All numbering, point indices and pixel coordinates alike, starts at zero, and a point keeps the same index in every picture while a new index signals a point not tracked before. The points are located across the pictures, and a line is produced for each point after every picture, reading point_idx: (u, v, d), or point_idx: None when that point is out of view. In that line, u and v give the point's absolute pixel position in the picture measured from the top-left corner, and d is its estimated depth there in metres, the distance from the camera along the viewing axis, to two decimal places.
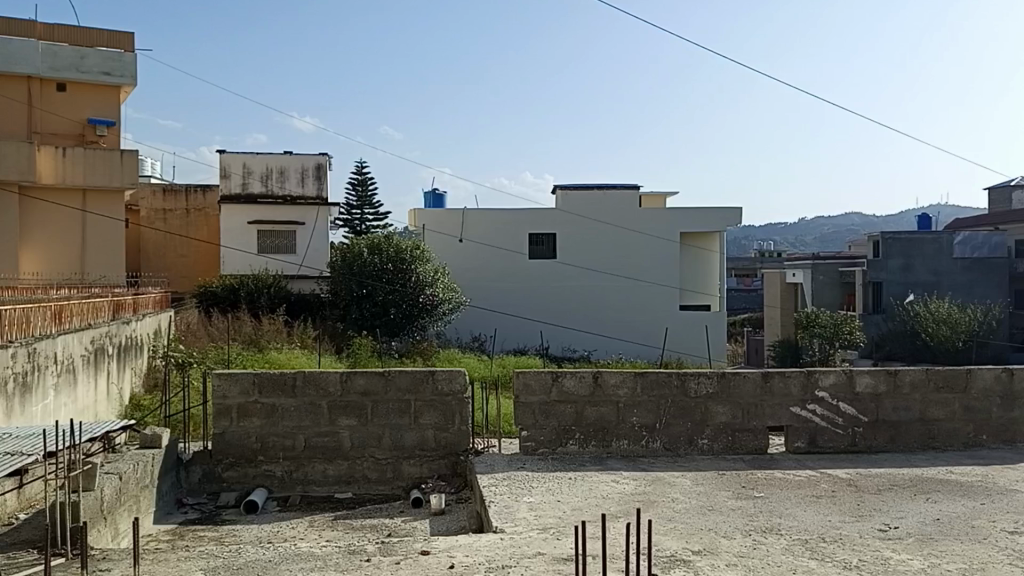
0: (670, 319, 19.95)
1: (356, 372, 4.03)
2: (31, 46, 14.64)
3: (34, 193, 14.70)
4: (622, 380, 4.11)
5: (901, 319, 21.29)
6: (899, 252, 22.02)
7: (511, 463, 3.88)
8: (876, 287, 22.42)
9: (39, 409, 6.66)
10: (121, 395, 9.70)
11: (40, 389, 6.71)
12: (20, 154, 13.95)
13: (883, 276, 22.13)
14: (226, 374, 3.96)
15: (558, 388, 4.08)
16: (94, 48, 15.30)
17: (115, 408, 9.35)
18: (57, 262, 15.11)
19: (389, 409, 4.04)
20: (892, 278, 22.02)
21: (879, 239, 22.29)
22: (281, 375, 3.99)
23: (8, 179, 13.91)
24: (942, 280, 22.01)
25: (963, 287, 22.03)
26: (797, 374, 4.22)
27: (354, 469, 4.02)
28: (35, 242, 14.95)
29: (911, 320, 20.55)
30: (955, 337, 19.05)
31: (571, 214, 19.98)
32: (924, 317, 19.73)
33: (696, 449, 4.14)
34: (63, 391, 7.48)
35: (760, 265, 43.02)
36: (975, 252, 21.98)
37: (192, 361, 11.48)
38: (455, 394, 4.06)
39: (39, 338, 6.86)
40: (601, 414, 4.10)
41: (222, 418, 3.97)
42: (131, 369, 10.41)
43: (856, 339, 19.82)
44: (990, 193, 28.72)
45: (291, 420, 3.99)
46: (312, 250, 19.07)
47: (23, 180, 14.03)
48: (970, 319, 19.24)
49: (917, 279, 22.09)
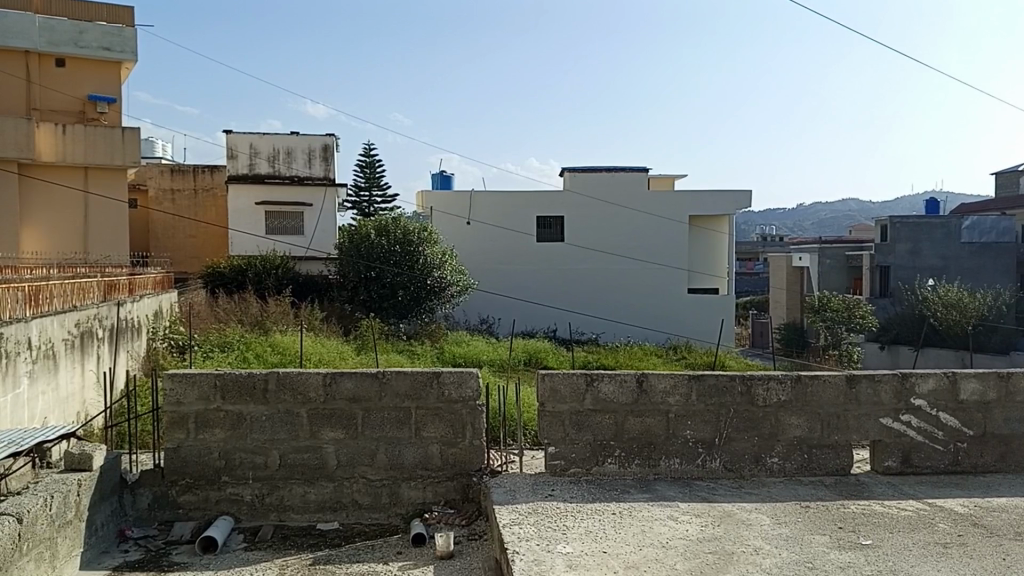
0: (685, 304, 19.14)
1: (343, 374, 3.24)
2: (29, 19, 13.83)
3: (34, 173, 13.89)
4: (674, 385, 3.32)
5: (909, 304, 20.40)
6: (907, 237, 21.12)
7: (537, 489, 3.09)
8: (884, 271, 21.45)
9: (8, 403, 5.90)
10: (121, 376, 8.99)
11: (9, 379, 5.93)
12: (19, 130, 13.17)
13: (891, 260, 21.19)
14: (182, 374, 3.20)
15: (593, 395, 3.28)
16: (91, 22, 14.54)
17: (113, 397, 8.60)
18: (57, 242, 14.32)
19: (384, 419, 3.25)
20: (900, 262, 21.12)
21: (886, 223, 21.28)
22: (249, 376, 3.21)
23: (6, 157, 13.10)
24: (950, 265, 21.12)
25: (971, 272, 21.10)
26: (888, 378, 3.39)
27: (341, 493, 3.24)
28: (35, 222, 14.14)
29: (919, 304, 19.65)
30: (964, 321, 18.20)
31: (582, 195, 19.16)
32: (933, 301, 18.95)
33: (763, 471, 3.36)
34: (43, 378, 6.72)
35: (764, 249, 42.24)
36: (983, 236, 21.05)
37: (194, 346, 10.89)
38: (466, 401, 3.28)
39: (8, 322, 6.09)
40: (646, 427, 3.31)
41: (177, 430, 3.19)
42: (130, 355, 9.74)
43: (868, 324, 18.87)
44: (998, 177, 27.80)
45: (261, 433, 3.21)
46: (320, 233, 18.38)
47: (20, 157, 13.22)
48: (980, 304, 18.35)
49: (926, 263, 21.19)
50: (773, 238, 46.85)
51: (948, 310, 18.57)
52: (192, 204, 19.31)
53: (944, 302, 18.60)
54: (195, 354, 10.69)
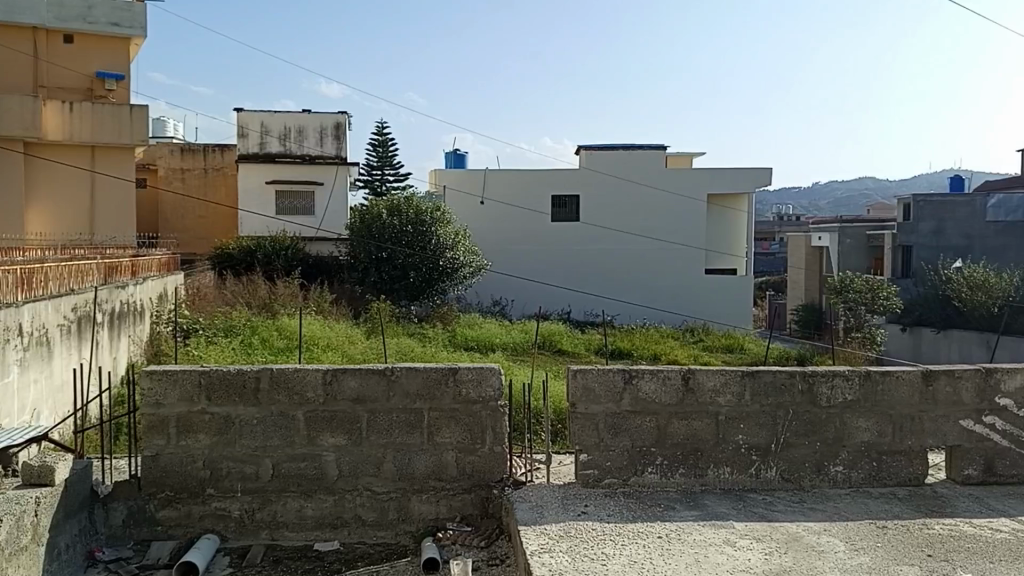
0: (703, 286, 18.68)
1: (346, 371, 2.83)
2: None
3: (40, 151, 13.54)
4: (724, 384, 2.89)
5: (933, 285, 19.82)
6: (931, 215, 20.59)
7: (570, 505, 2.69)
8: (906, 250, 21.10)
9: None
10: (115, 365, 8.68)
11: None
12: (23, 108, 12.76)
13: (913, 239, 20.79)
14: (162, 372, 2.79)
15: (632, 394, 2.86)
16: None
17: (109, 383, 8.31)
18: (65, 221, 13.98)
19: (393, 423, 2.84)
20: (922, 242, 20.68)
21: (910, 201, 20.80)
22: (237, 373, 2.81)
23: (10, 136, 12.72)
24: (974, 244, 20.37)
25: (995, 253, 20.31)
26: (968, 374, 2.97)
27: (342, 508, 2.84)
28: (41, 201, 13.78)
29: (943, 285, 19.05)
30: (989, 302, 17.31)
31: (597, 173, 18.67)
32: (958, 282, 18.20)
33: (826, 480, 2.94)
34: (34, 367, 6.36)
35: (781, 228, 41.70)
36: (1010, 215, 19.97)
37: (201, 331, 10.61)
38: (486, 402, 2.86)
39: None
40: (693, 431, 2.89)
41: (156, 436, 2.79)
42: (131, 339, 9.36)
43: (892, 306, 18.25)
44: None
45: (252, 439, 2.81)
46: (332, 213, 17.86)
47: (27, 136, 12.85)
48: (1008, 284, 17.39)
49: (949, 243, 20.60)
50: (788, 217, 46.32)
51: (973, 292, 17.78)
52: (202, 183, 18.90)
53: (969, 284, 17.79)
54: (198, 339, 10.36)
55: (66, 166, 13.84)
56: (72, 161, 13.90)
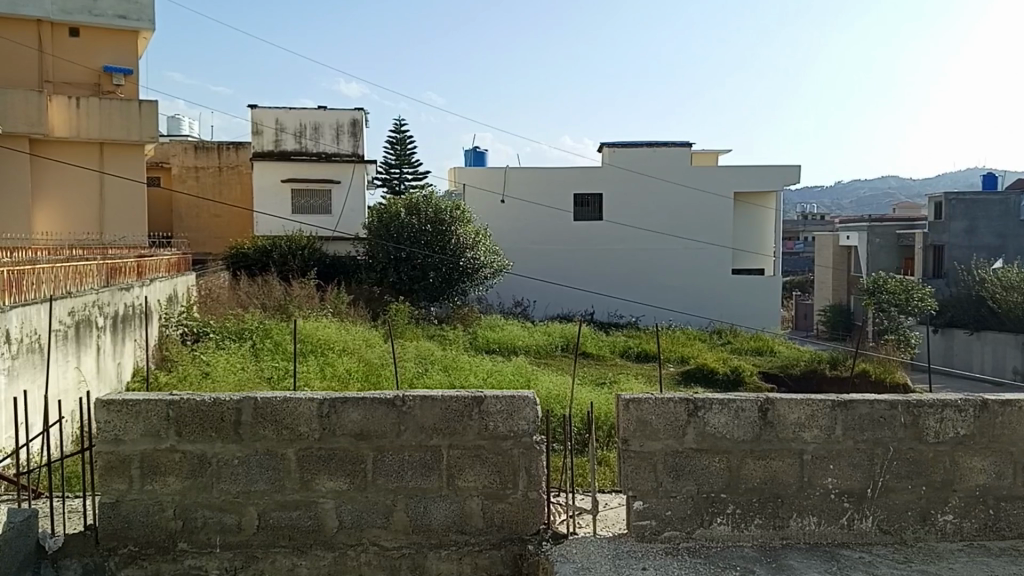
0: (730, 287, 18.05)
1: (348, 400, 2.34)
2: None
3: (45, 151, 13.19)
4: (810, 415, 2.38)
5: (965, 285, 19.14)
6: (963, 214, 19.82)
7: (619, 567, 2.18)
8: (938, 250, 20.20)
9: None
10: (118, 371, 8.30)
11: None
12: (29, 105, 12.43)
13: (945, 239, 19.92)
14: (123, 402, 2.32)
15: (697, 429, 2.35)
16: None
17: (107, 385, 7.94)
18: (75, 219, 13.63)
19: (404, 464, 2.34)
20: (955, 240, 19.84)
21: (941, 200, 20.02)
22: (212, 404, 2.33)
23: (16, 133, 12.41)
24: (1009, 243, 19.76)
25: None
26: None
27: (343, 567, 2.33)
28: (51, 199, 13.45)
29: (977, 285, 18.31)
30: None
31: (619, 170, 18.11)
32: (991, 283, 17.48)
33: (933, 533, 2.39)
34: (24, 376, 5.95)
35: (805, 227, 41.14)
36: None
37: (217, 337, 10.20)
38: (517, 437, 2.34)
39: None
40: (772, 473, 2.37)
41: (116, 479, 2.32)
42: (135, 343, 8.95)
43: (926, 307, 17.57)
44: None
45: (233, 482, 2.33)
46: (348, 210, 17.37)
47: (33, 133, 12.53)
48: None
49: (982, 242, 19.89)
50: (813, 215, 45.91)
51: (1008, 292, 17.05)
52: (216, 181, 18.64)
53: (1003, 284, 17.07)
54: (208, 343, 9.94)
55: (73, 166, 13.49)
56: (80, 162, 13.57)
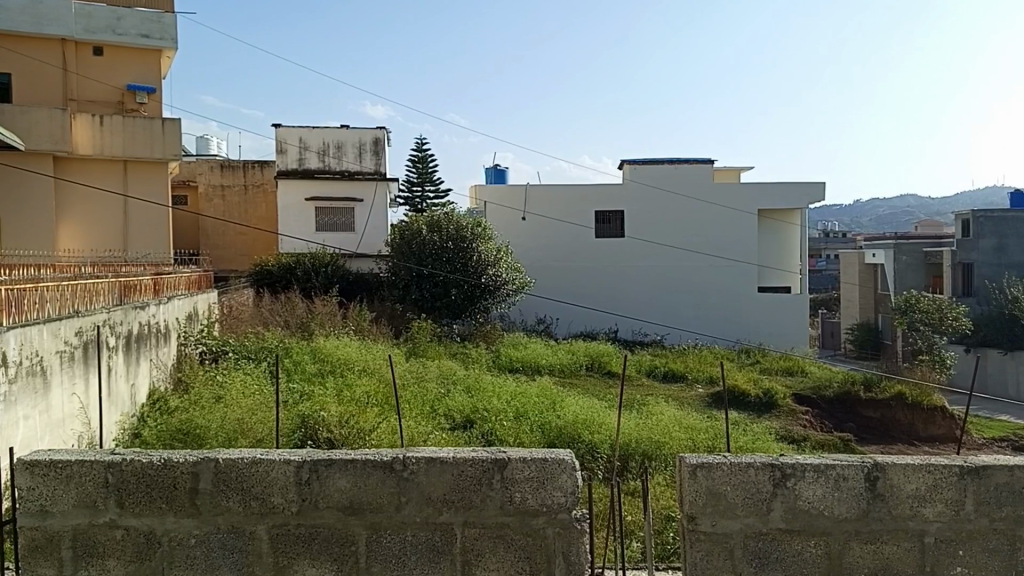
0: (758, 305, 17.38)
1: (333, 465, 1.82)
2: (65, 5, 12.92)
3: (71, 169, 12.87)
4: (933, 487, 1.86)
5: (996, 304, 18.39)
6: (992, 232, 19.13)
7: None
8: (966, 268, 19.27)
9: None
10: (134, 392, 7.78)
11: None
12: (53, 122, 12.13)
13: (974, 256, 19.09)
14: (50, 464, 1.78)
15: (786, 502, 1.83)
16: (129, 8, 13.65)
17: (125, 408, 7.40)
18: (100, 236, 13.29)
19: (406, 546, 1.82)
20: (984, 258, 19.03)
21: (969, 217, 19.29)
22: (164, 469, 1.82)
23: (40, 150, 12.07)
24: None
25: None
26: None
27: None
28: (76, 215, 13.06)
29: (1009, 304, 17.46)
30: None
31: (643, 187, 17.56)
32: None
33: None
34: (23, 401, 5.46)
35: (828, 246, 40.50)
36: None
37: (240, 357, 9.74)
38: (552, 513, 1.82)
39: None
40: (886, 561, 1.85)
41: (43, 564, 1.79)
42: (153, 364, 8.44)
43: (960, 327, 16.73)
44: None
45: (189, 568, 1.81)
46: (371, 230, 17.07)
47: (57, 150, 12.22)
48: None
49: (1014, 260, 19.19)
50: (835, 233, 45.24)
51: None
52: (242, 200, 18.33)
53: None
54: (227, 363, 9.50)
55: (98, 184, 13.18)
56: (106, 179, 13.27)
